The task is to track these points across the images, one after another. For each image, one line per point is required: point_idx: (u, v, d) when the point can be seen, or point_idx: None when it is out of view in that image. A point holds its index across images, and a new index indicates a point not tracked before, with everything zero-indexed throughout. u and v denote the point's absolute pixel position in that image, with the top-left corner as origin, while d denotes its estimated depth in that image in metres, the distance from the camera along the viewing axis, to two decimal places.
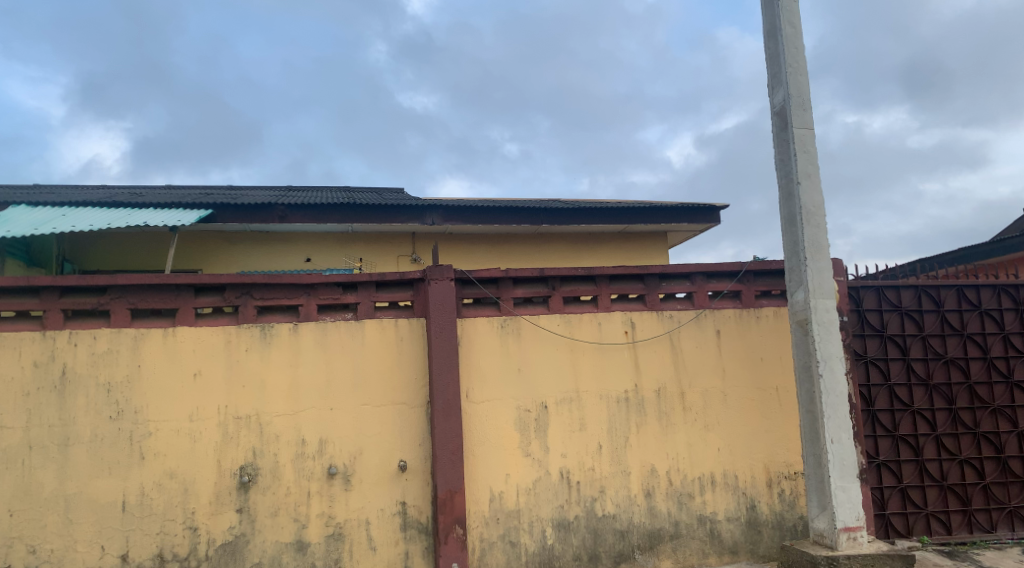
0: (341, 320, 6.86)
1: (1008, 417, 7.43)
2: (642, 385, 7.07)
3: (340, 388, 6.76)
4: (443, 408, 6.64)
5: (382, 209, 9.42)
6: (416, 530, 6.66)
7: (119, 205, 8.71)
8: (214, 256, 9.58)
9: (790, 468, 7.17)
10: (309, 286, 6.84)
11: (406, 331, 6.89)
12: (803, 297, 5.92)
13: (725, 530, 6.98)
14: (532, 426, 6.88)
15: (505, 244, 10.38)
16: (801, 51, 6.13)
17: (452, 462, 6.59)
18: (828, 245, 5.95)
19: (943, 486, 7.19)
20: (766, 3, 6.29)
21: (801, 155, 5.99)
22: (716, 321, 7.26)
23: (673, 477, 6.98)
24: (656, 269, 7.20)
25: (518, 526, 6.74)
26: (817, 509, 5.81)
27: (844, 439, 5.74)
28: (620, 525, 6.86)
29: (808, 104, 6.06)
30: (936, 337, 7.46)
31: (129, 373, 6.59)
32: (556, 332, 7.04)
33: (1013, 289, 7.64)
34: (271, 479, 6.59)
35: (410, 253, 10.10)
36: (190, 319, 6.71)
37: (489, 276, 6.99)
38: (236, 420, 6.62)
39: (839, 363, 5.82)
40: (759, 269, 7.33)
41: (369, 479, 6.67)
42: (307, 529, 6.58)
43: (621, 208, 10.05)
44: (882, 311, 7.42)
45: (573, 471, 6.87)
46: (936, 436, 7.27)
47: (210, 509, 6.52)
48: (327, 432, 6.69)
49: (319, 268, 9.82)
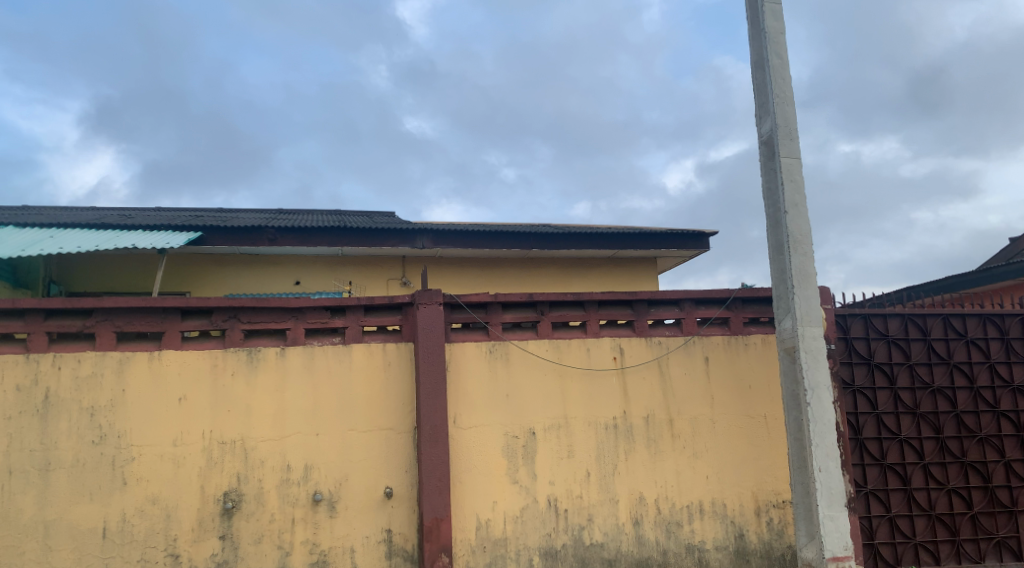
0: (328, 344, 6.82)
1: (996, 446, 7.44)
2: (630, 412, 7.05)
3: (326, 413, 6.71)
4: (430, 434, 6.60)
5: (372, 233, 9.42)
6: (402, 558, 6.58)
7: (107, 226, 8.68)
8: (203, 278, 9.56)
9: (778, 497, 7.14)
10: (297, 310, 6.81)
11: (394, 356, 6.85)
12: (790, 325, 5.92)
13: (714, 560, 6.92)
14: (520, 453, 6.83)
15: (495, 268, 10.40)
16: (788, 82, 6.19)
17: (439, 489, 6.52)
18: (815, 273, 5.97)
19: (931, 515, 7.17)
20: (755, 34, 6.36)
21: (789, 185, 6.02)
22: (705, 347, 7.26)
23: (661, 505, 6.94)
24: (644, 295, 7.21)
25: (505, 555, 6.67)
26: (805, 538, 5.78)
27: (832, 468, 5.70)
28: (609, 554, 6.80)
29: (796, 134, 6.10)
30: (923, 366, 7.47)
31: (113, 398, 6.52)
32: (545, 357, 7.03)
33: (999, 318, 7.68)
34: (255, 505, 6.51)
35: (400, 277, 10.09)
36: (176, 342, 6.67)
37: (479, 301, 6.98)
38: (221, 445, 6.56)
39: (826, 392, 5.80)
40: (748, 296, 7.36)
41: (354, 506, 6.60)
42: (292, 556, 6.49)
43: (611, 234, 10.10)
44: (870, 339, 7.44)
45: (560, 499, 6.82)
46: (924, 465, 7.26)
47: (192, 535, 6.44)
48: (313, 458, 6.63)
49: (309, 290, 9.80)
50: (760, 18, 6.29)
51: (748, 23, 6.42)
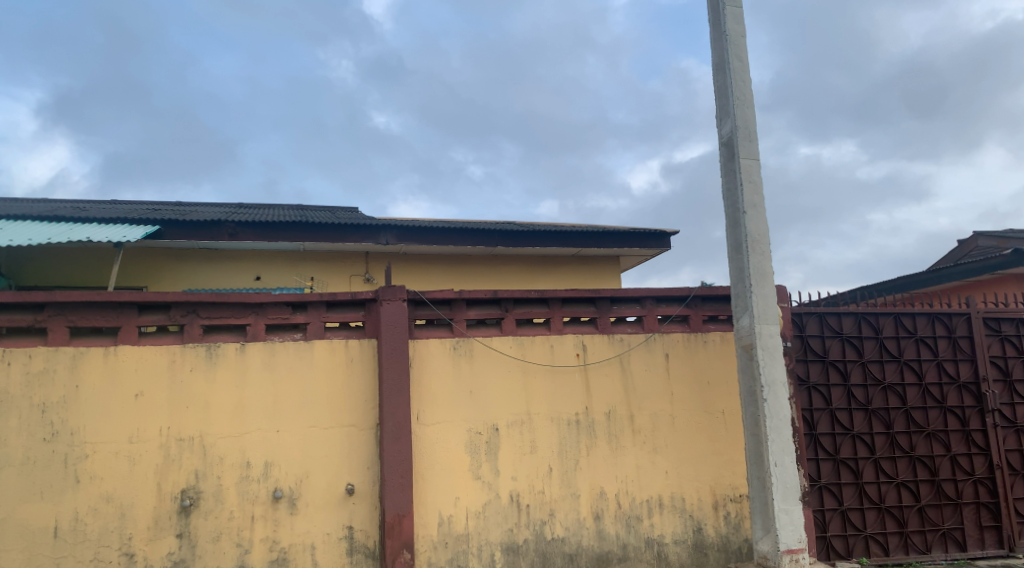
0: (289, 340, 6.77)
1: (942, 441, 7.66)
2: (592, 408, 7.12)
3: (287, 409, 6.66)
4: (393, 431, 6.59)
5: (335, 228, 9.36)
6: (363, 555, 6.56)
7: (61, 219, 8.49)
8: (160, 272, 9.41)
9: (735, 491, 7.27)
10: (258, 305, 6.75)
11: (356, 353, 6.83)
12: (748, 323, 6.03)
13: (673, 553, 7.02)
14: (483, 449, 6.86)
15: (459, 265, 10.41)
16: (748, 85, 6.30)
17: (401, 486, 6.52)
18: (772, 272, 6.09)
19: (881, 508, 7.36)
20: (716, 37, 6.47)
21: (747, 185, 6.13)
22: (666, 344, 7.36)
23: (622, 499, 7.02)
24: (607, 293, 7.28)
25: (467, 550, 6.69)
26: (761, 532, 5.90)
27: (788, 463, 5.83)
28: (570, 549, 6.86)
29: (755, 136, 6.22)
30: (875, 363, 7.67)
31: (66, 394, 6.40)
32: (508, 354, 7.06)
33: (947, 317, 7.91)
34: (214, 502, 6.44)
35: (363, 273, 10.04)
36: (132, 338, 6.56)
37: (443, 297, 6.99)
38: (179, 442, 6.47)
39: (782, 388, 5.93)
40: (707, 294, 7.48)
41: (315, 503, 6.57)
42: (250, 554, 6.43)
43: (575, 232, 10.18)
44: (824, 337, 7.61)
45: (523, 494, 6.86)
46: (875, 459, 7.45)
47: (148, 534, 6.34)
48: (273, 455, 6.58)
49: (270, 286, 9.69)
50: (722, 21, 6.40)
51: (709, 25, 6.52)
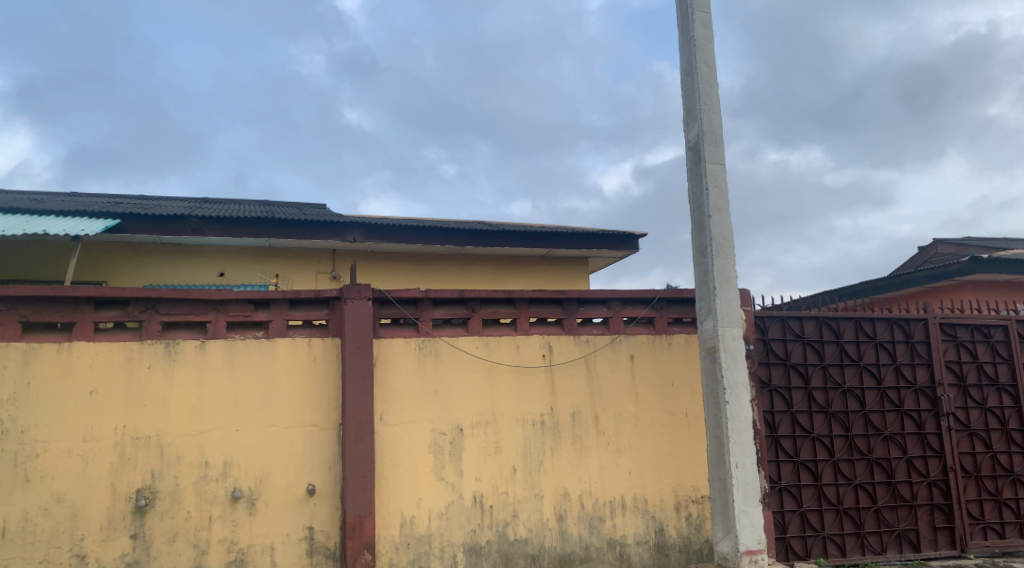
0: (251, 338, 6.67)
1: (899, 444, 7.78)
2: (557, 409, 7.12)
3: (247, 407, 6.55)
4: (355, 431, 6.53)
5: (302, 225, 9.25)
6: (323, 556, 6.48)
7: (17, 211, 8.28)
8: (119, 267, 9.22)
9: (697, 492, 7.31)
10: (219, 302, 6.64)
11: (319, 351, 6.75)
12: (711, 326, 6.07)
13: (635, 554, 7.04)
14: (447, 450, 6.82)
15: (426, 264, 10.36)
16: (714, 90, 6.34)
17: (363, 486, 6.46)
18: (735, 276, 6.14)
19: (839, 510, 7.45)
20: (684, 42, 6.50)
21: (713, 190, 6.17)
22: (631, 346, 7.38)
23: (585, 500, 7.03)
24: (573, 294, 7.28)
25: (429, 551, 6.65)
26: (721, 533, 5.93)
27: (748, 464, 5.88)
28: (532, 549, 6.84)
29: (721, 141, 6.27)
30: (835, 367, 7.78)
31: (17, 391, 6.24)
32: (474, 354, 7.03)
33: (905, 323, 8.05)
34: (170, 502, 6.32)
35: (330, 270, 9.94)
36: (88, 334, 6.41)
37: (409, 296, 6.94)
38: (135, 440, 6.34)
39: (744, 390, 5.98)
40: (672, 297, 7.52)
41: (275, 503, 6.48)
42: (207, 555, 6.32)
43: (543, 233, 10.18)
44: (786, 340, 7.69)
45: (486, 495, 6.83)
46: (833, 461, 7.55)
47: (101, 535, 6.20)
48: (232, 454, 6.47)
49: (233, 283, 9.55)
50: (690, 26, 6.43)
51: (678, 30, 6.55)
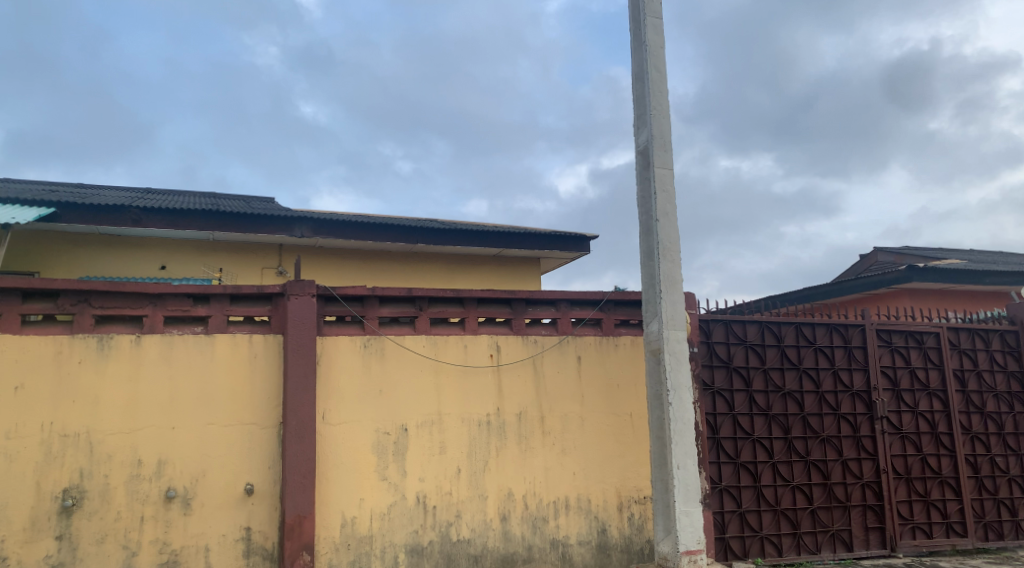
0: (189, 333, 6.49)
1: (836, 446, 7.95)
2: (503, 410, 7.08)
3: (184, 405, 6.37)
4: (296, 429, 6.40)
5: (247, 218, 9.05)
6: (260, 557, 6.34)
7: None
8: (53, 258, 8.89)
9: (640, 493, 7.35)
10: (156, 296, 6.44)
11: (260, 348, 6.59)
12: (656, 328, 6.10)
13: (577, 555, 7.05)
14: (390, 449, 6.73)
15: (375, 261, 10.23)
16: (665, 96, 6.39)
17: (302, 486, 6.34)
18: (681, 279, 6.19)
19: (777, 510, 7.58)
20: (636, 46, 6.54)
21: (661, 194, 6.21)
22: (578, 347, 7.40)
23: (529, 501, 7.01)
24: (522, 294, 7.26)
25: (369, 552, 6.55)
26: (662, 533, 5.97)
27: (690, 466, 5.93)
28: (475, 550, 6.80)
29: (670, 146, 6.31)
30: (776, 370, 7.91)
31: None
32: (420, 353, 6.95)
33: (843, 328, 8.23)
34: (100, 502, 6.11)
35: (275, 266, 9.75)
36: (15, 326, 6.16)
37: (355, 294, 6.83)
38: (63, 438, 6.11)
39: (686, 392, 6.03)
40: (619, 299, 7.55)
41: (211, 503, 6.30)
42: (138, 556, 6.13)
43: (494, 233, 10.15)
44: (730, 344, 7.79)
45: (429, 496, 6.76)
46: (772, 463, 7.67)
47: (24, 536, 5.96)
48: (167, 452, 6.28)
49: (174, 276, 9.29)
50: (642, 31, 6.47)
51: (630, 35, 6.58)
